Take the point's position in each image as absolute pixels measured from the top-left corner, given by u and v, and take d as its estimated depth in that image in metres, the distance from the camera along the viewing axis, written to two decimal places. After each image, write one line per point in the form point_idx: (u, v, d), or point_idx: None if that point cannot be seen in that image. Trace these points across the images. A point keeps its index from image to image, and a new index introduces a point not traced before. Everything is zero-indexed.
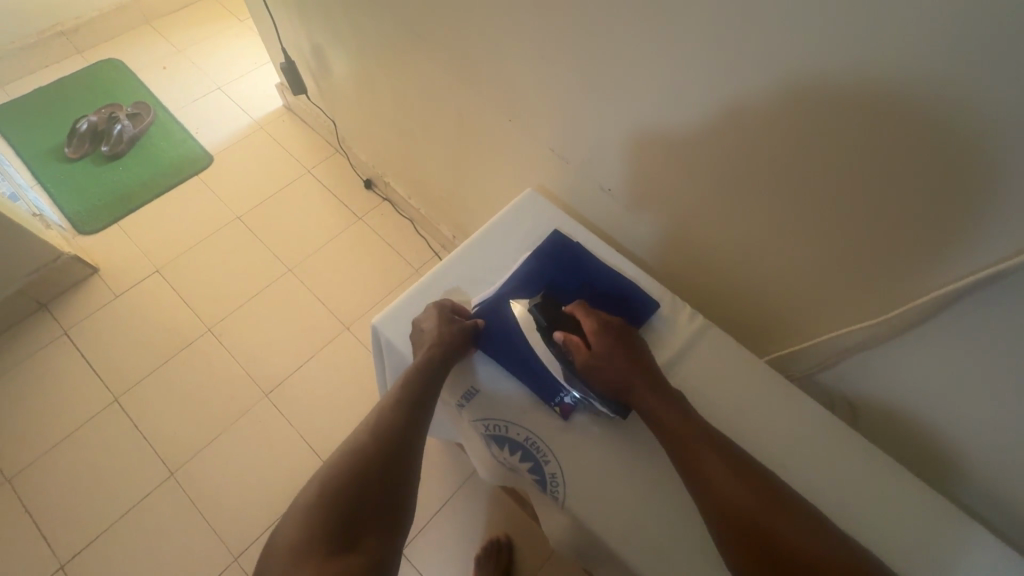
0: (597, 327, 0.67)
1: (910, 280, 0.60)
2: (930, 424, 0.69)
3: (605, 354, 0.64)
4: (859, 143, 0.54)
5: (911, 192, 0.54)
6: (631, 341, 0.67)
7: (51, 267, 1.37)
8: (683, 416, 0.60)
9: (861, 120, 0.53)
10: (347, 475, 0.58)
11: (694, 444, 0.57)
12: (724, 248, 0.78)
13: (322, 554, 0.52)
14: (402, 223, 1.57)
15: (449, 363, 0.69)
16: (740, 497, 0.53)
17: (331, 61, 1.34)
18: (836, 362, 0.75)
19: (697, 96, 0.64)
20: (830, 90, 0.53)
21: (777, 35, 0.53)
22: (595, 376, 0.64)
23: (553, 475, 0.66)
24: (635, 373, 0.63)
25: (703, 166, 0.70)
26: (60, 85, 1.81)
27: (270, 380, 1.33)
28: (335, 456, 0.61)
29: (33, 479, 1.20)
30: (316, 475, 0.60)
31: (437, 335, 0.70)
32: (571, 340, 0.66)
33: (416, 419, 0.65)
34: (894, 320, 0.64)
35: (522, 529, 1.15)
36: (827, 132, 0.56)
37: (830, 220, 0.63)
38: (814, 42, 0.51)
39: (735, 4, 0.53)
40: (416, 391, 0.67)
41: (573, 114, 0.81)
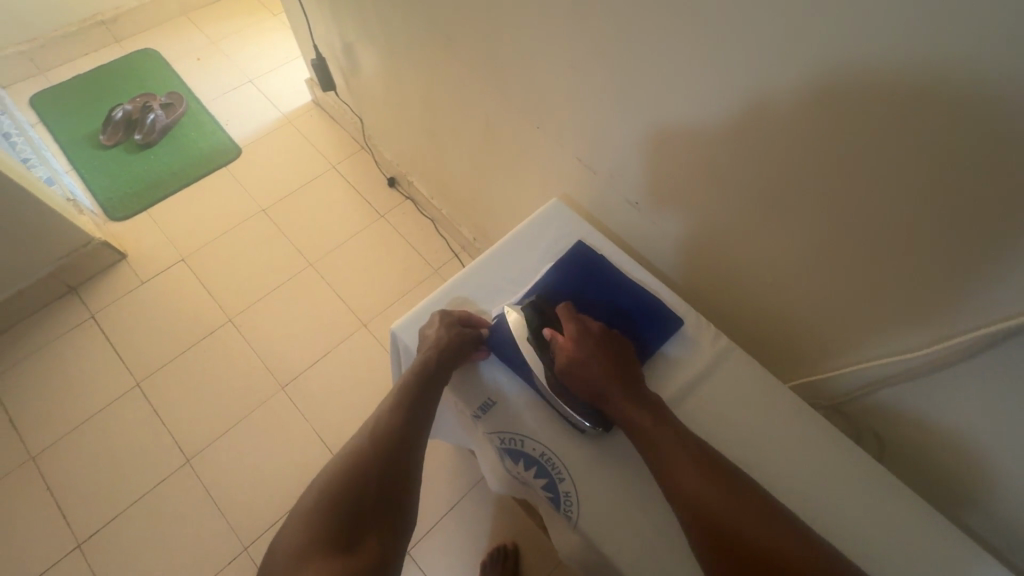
0: (579, 331, 0.67)
1: (952, 315, 0.58)
2: (962, 464, 0.67)
3: (587, 356, 0.64)
4: (900, 171, 0.52)
5: (954, 225, 0.52)
6: (613, 344, 0.67)
7: (81, 252, 1.40)
8: (663, 423, 0.60)
9: (902, 148, 0.51)
10: (348, 476, 0.59)
11: (675, 452, 0.58)
12: (751, 267, 0.76)
13: (324, 555, 0.53)
14: (423, 222, 1.57)
15: (451, 367, 0.69)
16: (723, 507, 0.53)
17: (361, 59, 1.35)
18: (866, 393, 0.73)
19: (734, 114, 0.62)
20: (874, 114, 0.50)
21: (819, 55, 0.51)
22: (575, 382, 0.64)
23: (567, 493, 0.65)
24: (614, 378, 0.63)
25: (734, 184, 0.68)
26: (98, 73, 1.85)
27: (287, 373, 1.35)
28: (337, 459, 0.62)
29: (55, 457, 1.23)
30: (318, 478, 0.61)
31: (436, 341, 0.70)
32: (556, 341, 0.66)
33: (417, 424, 0.66)
34: (930, 355, 0.62)
35: (529, 537, 1.15)
36: (867, 158, 0.54)
37: (864, 247, 0.60)
38: (858, 64, 0.49)
39: (780, 22, 0.51)
40: (414, 394, 0.67)
41: (604, 125, 0.80)
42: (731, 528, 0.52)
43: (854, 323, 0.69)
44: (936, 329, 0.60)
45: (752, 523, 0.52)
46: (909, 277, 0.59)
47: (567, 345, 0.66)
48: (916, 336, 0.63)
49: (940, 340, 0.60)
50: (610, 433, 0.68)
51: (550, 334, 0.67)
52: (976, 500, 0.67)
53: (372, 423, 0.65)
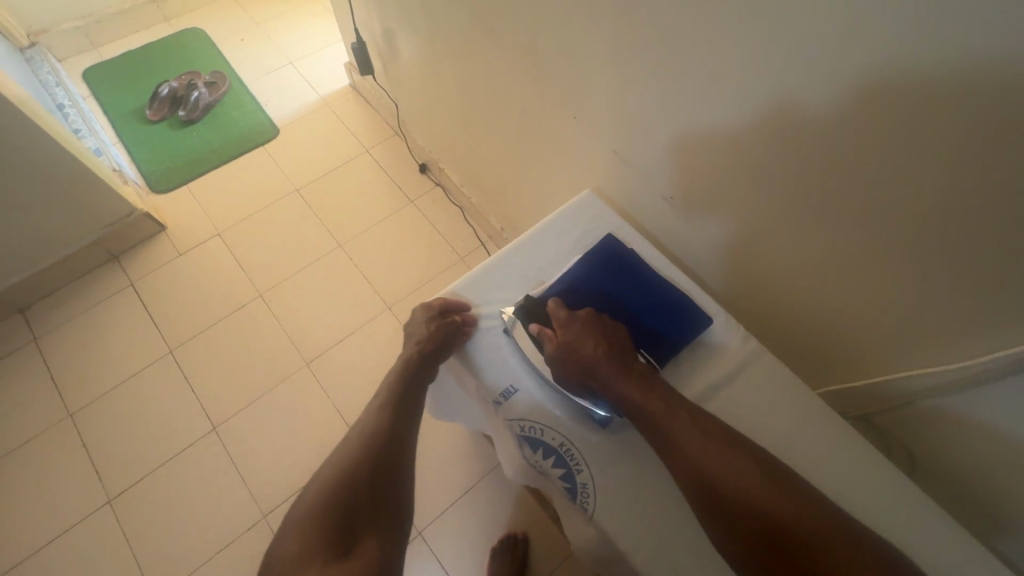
0: (565, 315, 0.69)
1: (999, 331, 0.55)
2: (998, 487, 0.64)
3: (572, 340, 0.66)
4: (951, 181, 0.50)
5: (1007, 241, 0.49)
6: (601, 319, 0.68)
7: (122, 222, 1.46)
8: (654, 396, 0.61)
9: (954, 156, 0.48)
10: (341, 477, 0.60)
11: (665, 428, 0.59)
12: (784, 271, 0.74)
13: (323, 560, 0.54)
14: (452, 210, 1.58)
15: (436, 360, 0.73)
16: (722, 477, 0.54)
17: (400, 44, 1.36)
18: (899, 406, 0.70)
19: (777, 114, 0.60)
20: (927, 122, 0.48)
21: (871, 57, 0.48)
22: (566, 367, 0.66)
23: (585, 485, 0.65)
24: (602, 355, 0.64)
25: (772, 185, 0.66)
26: (147, 50, 1.91)
27: (312, 350, 1.38)
28: (328, 462, 0.63)
29: (92, 417, 1.29)
30: (310, 483, 0.62)
31: (421, 335, 0.73)
32: (542, 332, 0.70)
33: (405, 421, 0.69)
34: (970, 370, 0.59)
35: (540, 528, 1.15)
36: (917, 167, 0.51)
37: (908, 259, 0.58)
38: (912, 68, 0.46)
39: (828, 19, 0.49)
40: (400, 395, 0.70)
41: (640, 119, 0.79)
42: (732, 497, 0.53)
43: (891, 335, 0.66)
44: (976, 347, 0.58)
45: (754, 490, 0.53)
46: (952, 292, 0.56)
47: (552, 335, 0.69)
48: (956, 353, 0.60)
49: (977, 358, 0.58)
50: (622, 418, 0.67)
51: (538, 327, 0.70)
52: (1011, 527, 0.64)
53: (362, 424, 0.68)
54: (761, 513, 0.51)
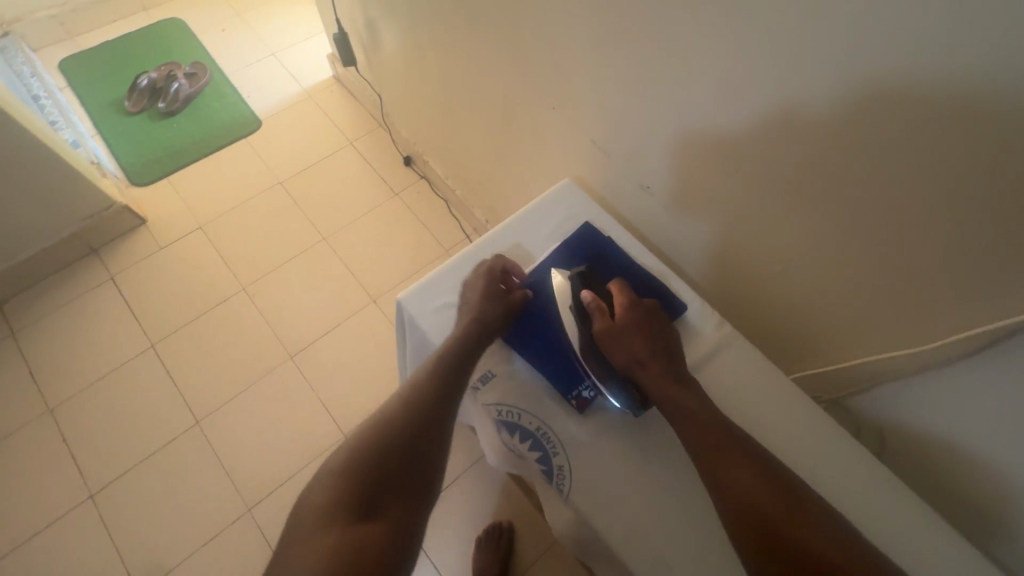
0: (627, 303, 0.69)
1: (961, 311, 0.57)
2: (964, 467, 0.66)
3: (628, 326, 0.66)
4: (918, 166, 0.51)
5: (971, 225, 0.51)
6: (658, 320, 0.69)
7: (101, 215, 1.44)
8: (699, 401, 0.61)
9: (915, 140, 0.50)
10: (380, 439, 0.58)
11: (706, 427, 0.58)
12: (759, 258, 0.75)
13: (347, 521, 0.52)
14: (436, 202, 1.58)
15: (491, 333, 0.69)
16: (747, 482, 0.54)
17: (383, 35, 1.35)
18: (868, 389, 0.73)
19: (750, 101, 0.61)
20: (896, 108, 0.49)
21: (844, 44, 0.49)
22: (613, 345, 0.65)
23: (561, 467, 0.66)
24: (655, 349, 0.65)
25: (748, 173, 0.68)
26: (126, 40, 1.88)
27: (296, 343, 1.38)
28: (370, 420, 0.61)
29: (72, 412, 1.28)
30: (347, 438, 0.60)
31: (481, 304, 0.70)
32: (600, 306, 0.68)
33: (454, 393, 0.64)
34: (930, 350, 0.61)
35: (524, 517, 1.16)
36: (887, 153, 0.53)
37: (878, 244, 0.60)
38: (883, 55, 0.47)
39: (796, 6, 0.50)
40: (454, 362, 0.66)
41: (620, 108, 0.80)
42: (754, 501, 0.53)
43: (861, 318, 0.68)
44: (941, 326, 0.60)
45: (774, 497, 0.53)
46: (919, 275, 0.58)
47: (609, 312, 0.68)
48: (920, 335, 0.62)
49: (944, 335, 0.60)
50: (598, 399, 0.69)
51: (593, 298, 0.69)
52: (972, 506, 0.67)
53: (407, 385, 0.64)
54: (778, 518, 0.51)
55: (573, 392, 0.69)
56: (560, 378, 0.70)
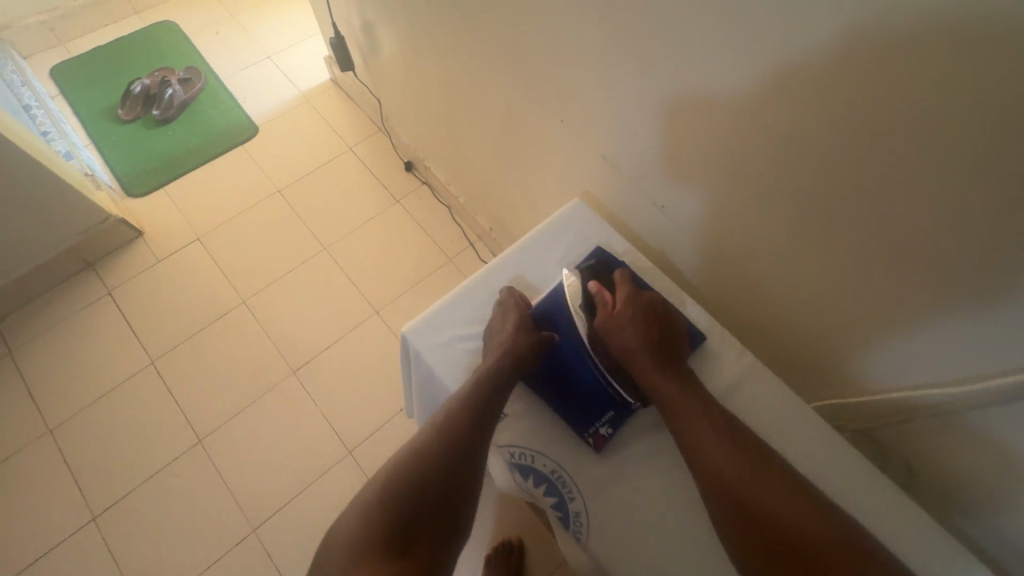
0: (630, 293, 0.69)
1: (1006, 344, 0.54)
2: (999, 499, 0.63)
3: (627, 316, 0.67)
4: (957, 198, 0.48)
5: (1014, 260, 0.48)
6: (662, 310, 0.69)
7: (97, 229, 1.41)
8: (692, 395, 0.61)
9: (956, 166, 0.47)
10: (413, 470, 0.55)
11: (694, 420, 0.59)
12: (780, 279, 0.72)
13: (379, 561, 0.50)
14: (439, 209, 1.54)
15: (526, 361, 0.66)
16: (732, 475, 0.55)
17: (380, 38, 1.30)
18: (901, 423, 0.69)
19: (773, 121, 0.58)
20: (935, 137, 0.46)
21: (878, 71, 0.47)
22: (612, 334, 0.67)
23: (578, 514, 0.62)
24: (653, 341, 0.65)
25: (769, 197, 0.65)
26: (118, 45, 1.83)
27: (299, 357, 1.35)
28: (405, 448, 0.58)
29: (73, 432, 1.26)
30: (382, 467, 0.58)
31: (514, 332, 0.67)
32: (603, 294, 0.70)
33: (489, 423, 0.60)
34: (982, 390, 0.57)
35: (535, 534, 1.14)
36: (923, 183, 0.50)
37: (910, 275, 0.57)
38: (922, 82, 0.44)
39: (826, 25, 0.47)
40: (489, 391, 0.62)
41: (632, 122, 0.76)
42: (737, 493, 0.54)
43: (892, 350, 0.65)
44: (981, 363, 0.57)
45: (761, 491, 0.53)
46: (957, 307, 0.55)
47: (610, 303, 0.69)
48: (969, 370, 0.58)
49: (989, 376, 0.57)
50: (615, 437, 0.66)
51: (598, 288, 0.70)
52: (1002, 538, 0.64)
53: (441, 412, 0.61)
54: (762, 509, 0.52)
55: (590, 429, 0.66)
56: (575, 415, 0.67)
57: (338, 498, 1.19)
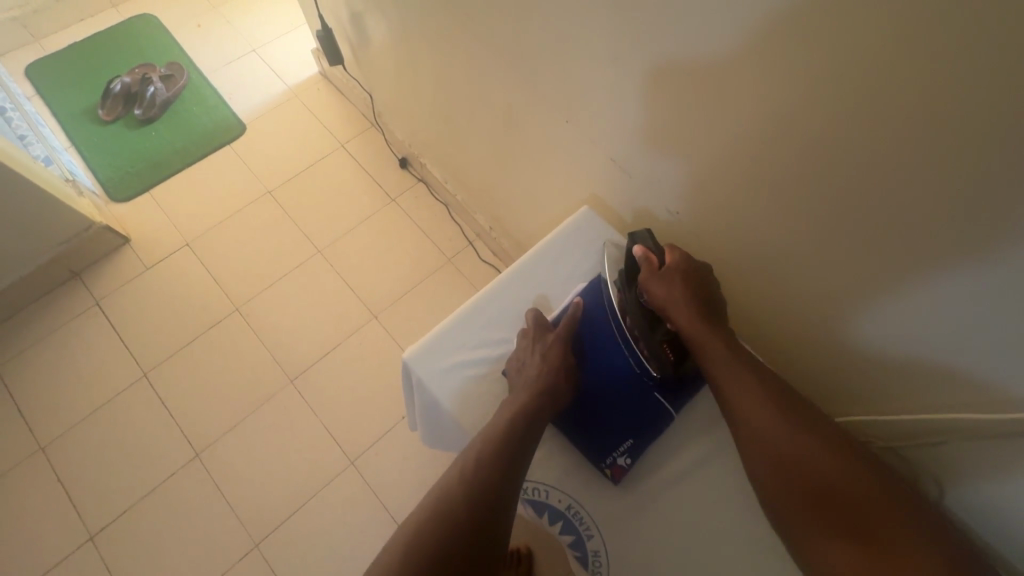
0: (682, 258, 0.66)
1: None
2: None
3: (678, 281, 0.65)
4: (1006, 217, 0.45)
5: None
6: (707, 278, 0.67)
7: (82, 237, 1.35)
8: (738, 360, 0.61)
9: (993, 179, 0.44)
10: (441, 526, 0.51)
11: (744, 395, 0.59)
12: (797, 289, 0.70)
13: None
14: (436, 207, 1.49)
15: (553, 399, 0.63)
16: (781, 438, 0.57)
17: (370, 30, 1.24)
18: (928, 444, 0.66)
19: (798, 128, 0.55)
20: (989, 154, 0.43)
21: (927, 80, 0.43)
22: (657, 299, 0.65)
23: (596, 553, 0.63)
24: (700, 306, 0.64)
25: (790, 207, 0.62)
26: (95, 41, 1.76)
27: (296, 366, 1.31)
28: (429, 500, 0.54)
29: (65, 449, 1.22)
30: (405, 523, 0.53)
31: (541, 366, 0.65)
32: (648, 256, 0.67)
33: (518, 469, 0.57)
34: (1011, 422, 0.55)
35: (543, 542, 1.11)
36: (964, 199, 0.47)
37: (940, 296, 0.55)
38: (975, 93, 0.41)
39: (859, 29, 0.45)
40: (517, 432, 0.59)
41: (642, 125, 0.72)
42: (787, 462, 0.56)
43: (915, 377, 0.64)
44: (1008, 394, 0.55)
45: (813, 457, 0.55)
46: (983, 333, 0.54)
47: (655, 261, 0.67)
48: (999, 395, 0.56)
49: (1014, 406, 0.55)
50: (631, 465, 0.66)
51: (646, 251, 0.68)
52: None
53: (467, 457, 0.57)
54: (820, 480, 0.54)
55: (607, 460, 0.65)
56: (592, 444, 0.66)
57: (341, 511, 1.16)
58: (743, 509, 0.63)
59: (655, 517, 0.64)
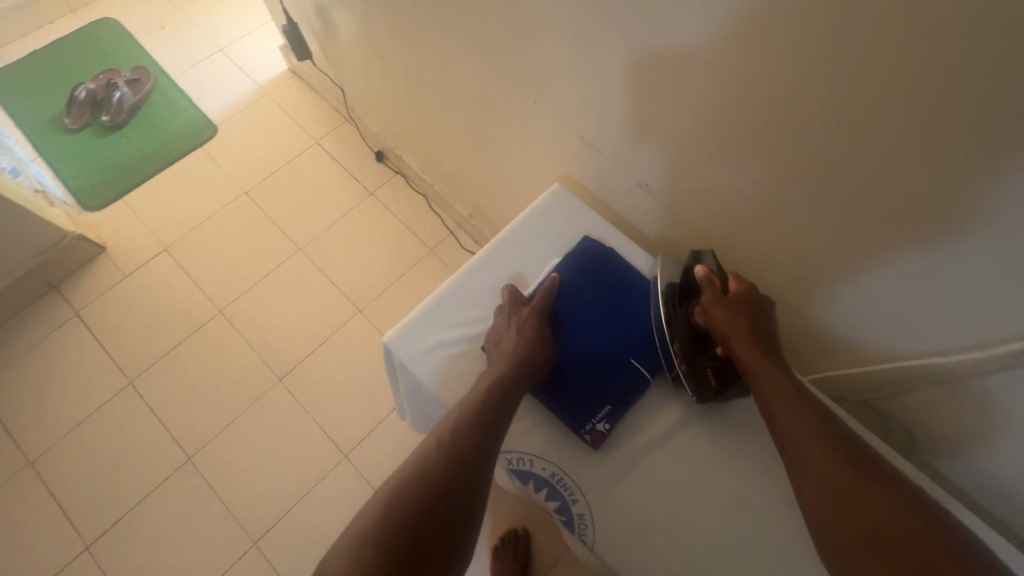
0: (745, 289, 0.64)
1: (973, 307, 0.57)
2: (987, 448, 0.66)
3: (736, 308, 0.63)
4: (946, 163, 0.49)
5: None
6: (767, 310, 0.65)
7: (56, 249, 1.33)
8: (789, 392, 0.59)
9: (929, 129, 0.48)
10: (415, 489, 0.52)
11: (790, 432, 0.57)
12: (764, 253, 0.73)
13: None
14: (414, 199, 1.49)
15: (529, 372, 0.65)
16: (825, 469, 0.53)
17: (337, 23, 1.23)
18: (900, 393, 0.71)
19: (752, 93, 0.57)
20: (926, 106, 0.46)
21: (863, 38, 0.46)
22: (714, 322, 0.63)
23: (582, 516, 0.64)
24: (750, 334, 0.62)
25: (751, 172, 0.64)
26: (55, 48, 1.72)
27: (283, 364, 1.31)
28: (406, 466, 0.56)
29: (54, 463, 1.21)
30: (382, 487, 0.55)
31: (517, 341, 0.66)
32: (712, 278, 0.64)
33: (494, 437, 0.58)
34: (973, 358, 0.60)
35: (538, 520, 1.13)
36: (907, 150, 0.50)
37: (894, 247, 0.58)
38: (906, 48, 0.44)
39: None
40: (495, 402, 0.60)
41: (606, 101, 0.74)
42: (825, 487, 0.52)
43: (880, 333, 0.68)
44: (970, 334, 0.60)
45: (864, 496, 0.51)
46: (935, 282, 0.58)
47: (718, 284, 0.64)
48: (963, 336, 0.60)
49: (997, 342, 0.58)
50: (610, 434, 0.68)
51: (708, 275, 0.64)
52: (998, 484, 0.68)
53: (445, 427, 0.59)
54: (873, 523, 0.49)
55: (587, 426, 0.67)
56: (572, 412, 0.67)
57: (337, 505, 1.17)
58: (723, 465, 0.66)
59: (642, 480, 0.66)
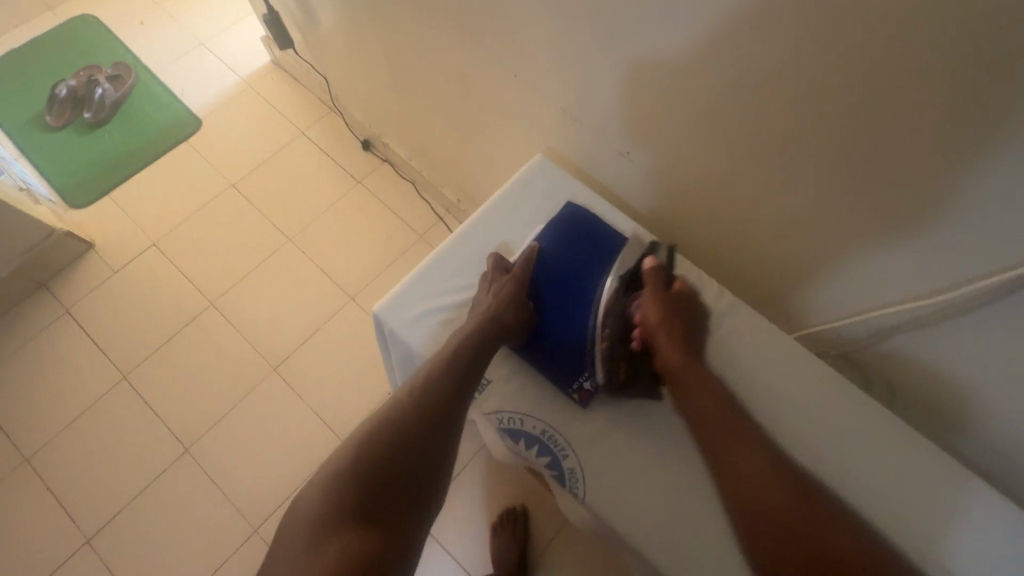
0: (682, 290, 0.70)
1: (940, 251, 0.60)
2: (962, 391, 0.70)
3: (673, 302, 0.69)
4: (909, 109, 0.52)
5: (1006, 154, 0.49)
6: (698, 314, 0.71)
7: (44, 246, 1.33)
8: (701, 385, 0.64)
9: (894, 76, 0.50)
10: (384, 437, 0.59)
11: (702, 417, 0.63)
12: (745, 214, 0.75)
13: (349, 526, 0.53)
14: (402, 187, 1.49)
15: (503, 333, 0.68)
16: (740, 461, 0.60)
17: (317, 11, 1.23)
18: (875, 343, 0.74)
19: (726, 53, 0.59)
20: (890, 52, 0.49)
21: None
22: (645, 313, 0.69)
23: (572, 470, 0.67)
24: (677, 329, 0.67)
25: (728, 133, 0.66)
26: (33, 46, 1.70)
27: (277, 354, 1.31)
28: (376, 415, 0.62)
29: (51, 459, 1.21)
30: (354, 433, 0.61)
31: (495, 305, 0.69)
32: (657, 273, 0.70)
33: (461, 393, 0.63)
34: (947, 302, 0.63)
35: (536, 496, 1.15)
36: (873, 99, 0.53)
37: (866, 197, 0.61)
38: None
39: None
40: (463, 360, 0.65)
41: (586, 72, 0.75)
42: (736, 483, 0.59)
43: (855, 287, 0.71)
44: (937, 281, 0.62)
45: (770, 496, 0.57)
46: (904, 229, 0.61)
47: (662, 279, 0.70)
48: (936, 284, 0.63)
49: (962, 285, 0.61)
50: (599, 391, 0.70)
51: (653, 269, 0.71)
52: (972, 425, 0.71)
53: (415, 381, 0.64)
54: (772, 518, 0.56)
55: (574, 385, 0.70)
56: (560, 372, 0.71)
57: None
58: None
59: (633, 436, 0.68)
